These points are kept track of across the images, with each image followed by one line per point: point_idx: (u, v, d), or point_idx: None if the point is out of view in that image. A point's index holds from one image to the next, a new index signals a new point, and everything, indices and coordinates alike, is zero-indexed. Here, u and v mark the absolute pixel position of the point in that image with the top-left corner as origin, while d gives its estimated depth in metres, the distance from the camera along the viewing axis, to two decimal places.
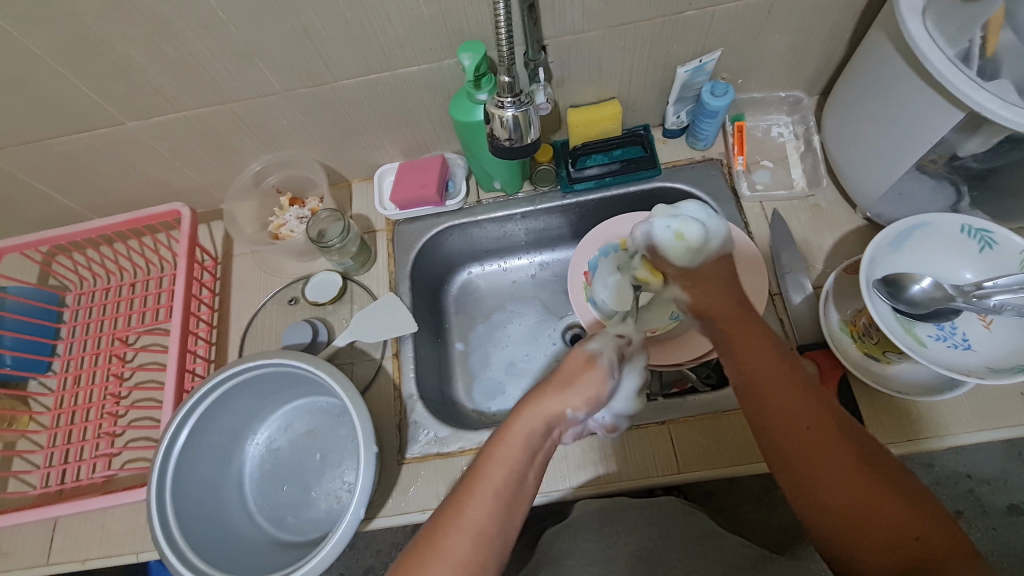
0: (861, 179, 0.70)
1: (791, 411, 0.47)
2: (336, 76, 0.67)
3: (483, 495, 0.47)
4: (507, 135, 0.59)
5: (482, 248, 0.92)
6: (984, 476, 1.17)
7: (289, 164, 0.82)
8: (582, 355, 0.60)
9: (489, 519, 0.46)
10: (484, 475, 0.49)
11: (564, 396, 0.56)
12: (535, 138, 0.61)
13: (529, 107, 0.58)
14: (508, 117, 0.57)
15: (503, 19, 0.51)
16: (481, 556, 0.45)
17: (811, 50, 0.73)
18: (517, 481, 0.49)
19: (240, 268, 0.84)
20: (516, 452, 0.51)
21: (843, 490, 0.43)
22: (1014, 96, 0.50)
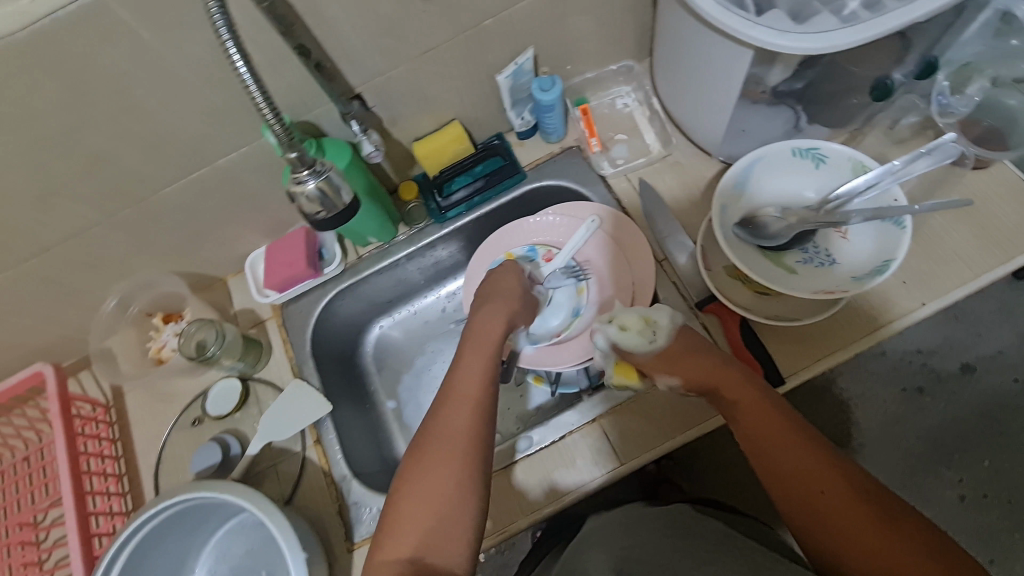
0: (703, 128, 0.72)
1: (810, 466, 0.49)
2: (153, 188, 0.63)
3: (443, 431, 0.51)
4: (318, 209, 0.50)
5: (383, 300, 0.90)
6: (931, 347, 1.22)
7: (149, 284, 0.77)
8: (511, 278, 0.69)
9: (460, 456, 0.50)
10: (439, 412, 0.53)
11: (483, 319, 0.62)
12: (351, 200, 0.53)
13: (330, 172, 0.50)
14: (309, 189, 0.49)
15: (258, 97, 0.43)
16: (459, 469, 0.49)
17: (618, 20, 0.74)
18: (480, 405, 0.53)
19: (134, 405, 0.79)
20: (474, 376, 0.55)
21: (884, 538, 0.45)
22: (786, 24, 0.51)
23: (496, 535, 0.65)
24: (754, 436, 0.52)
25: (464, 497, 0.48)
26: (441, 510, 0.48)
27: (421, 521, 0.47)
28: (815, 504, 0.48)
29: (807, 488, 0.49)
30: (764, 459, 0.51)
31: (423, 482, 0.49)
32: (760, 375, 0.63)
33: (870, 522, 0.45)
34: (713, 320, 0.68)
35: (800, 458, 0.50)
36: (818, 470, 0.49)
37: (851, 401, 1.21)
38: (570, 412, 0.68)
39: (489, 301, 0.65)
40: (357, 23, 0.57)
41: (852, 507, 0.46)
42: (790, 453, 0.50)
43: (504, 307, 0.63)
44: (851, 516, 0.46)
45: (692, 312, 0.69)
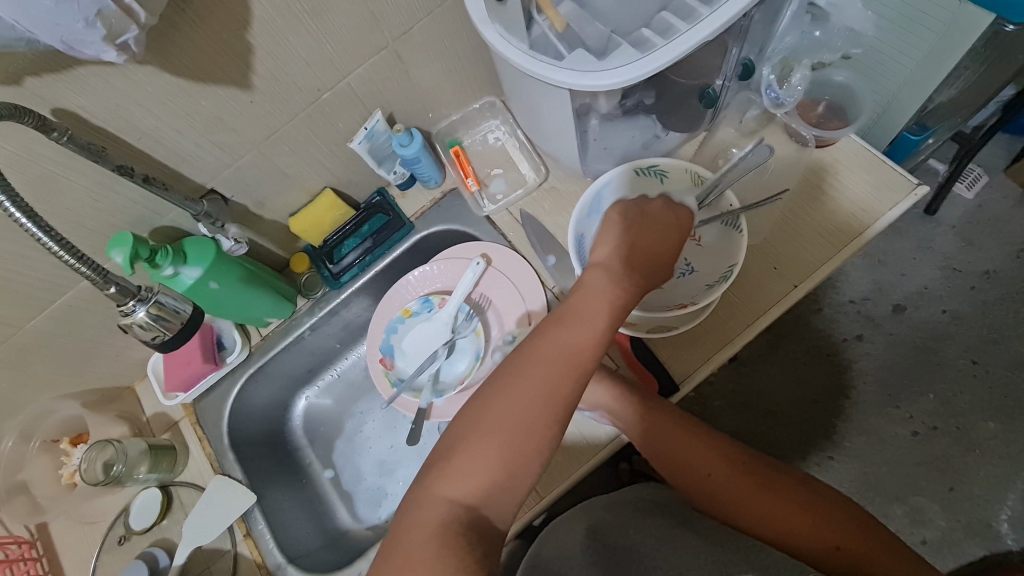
0: (564, 154, 0.73)
1: (726, 481, 0.59)
2: (17, 325, 0.62)
3: (538, 377, 0.48)
4: (152, 334, 0.51)
5: (301, 372, 0.89)
6: (863, 295, 1.25)
7: (49, 410, 0.76)
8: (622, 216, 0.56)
9: (515, 429, 0.46)
10: (521, 375, 0.48)
11: (614, 236, 0.55)
12: (193, 313, 0.54)
13: (157, 298, 0.51)
14: (140, 318, 0.50)
15: (56, 248, 0.44)
16: (539, 418, 0.47)
17: (465, 64, 0.76)
18: (558, 376, 0.48)
19: (59, 534, 0.77)
20: (577, 328, 0.49)
21: (787, 522, 0.56)
22: (587, 63, 0.53)
23: None
24: (678, 465, 0.61)
25: (526, 461, 0.47)
26: (493, 478, 0.46)
27: (478, 473, 0.46)
28: (735, 507, 0.58)
29: (728, 498, 0.59)
30: (688, 479, 0.61)
31: (475, 453, 0.46)
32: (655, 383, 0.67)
33: (777, 512, 0.57)
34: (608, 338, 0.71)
35: (717, 477, 0.59)
36: (735, 482, 0.59)
37: (798, 362, 1.23)
38: None
39: (642, 230, 0.55)
40: (184, 127, 0.57)
41: (764, 506, 0.57)
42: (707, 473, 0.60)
43: (634, 245, 0.54)
44: (763, 512, 0.57)
45: None
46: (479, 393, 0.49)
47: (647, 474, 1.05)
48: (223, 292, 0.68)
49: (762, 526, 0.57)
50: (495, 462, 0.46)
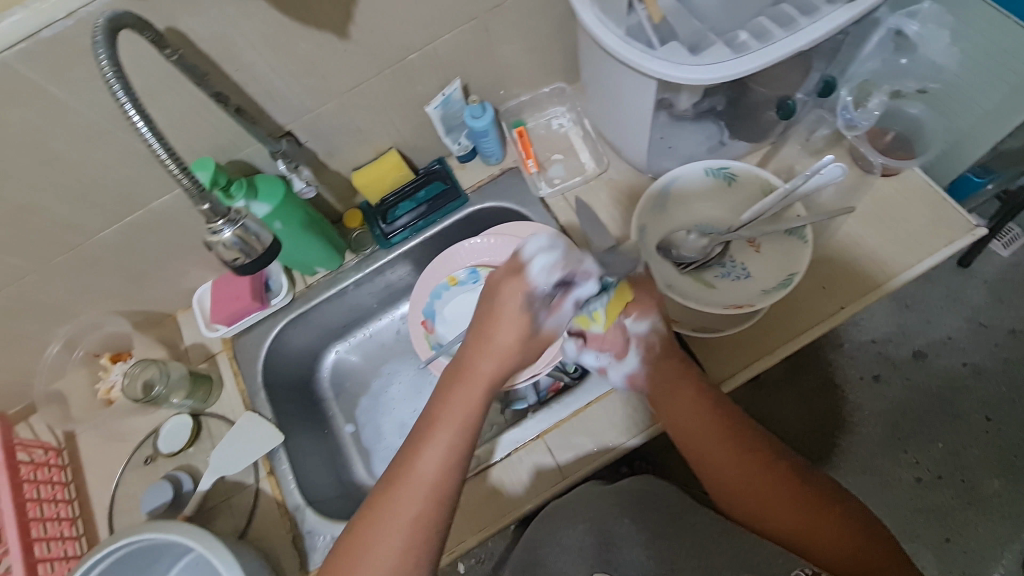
0: (631, 148, 0.75)
1: (752, 474, 0.55)
2: (87, 233, 0.64)
3: (439, 454, 0.52)
4: (235, 255, 0.50)
5: (337, 325, 0.90)
6: (886, 336, 1.26)
7: (95, 324, 0.78)
8: (515, 302, 0.54)
9: (426, 494, 0.50)
10: (427, 445, 0.52)
11: (500, 324, 0.54)
12: (274, 241, 0.52)
13: (247, 220, 0.50)
14: (228, 238, 0.49)
15: (163, 155, 0.44)
16: (433, 494, 0.51)
17: (545, 46, 0.77)
18: (462, 440, 0.52)
19: (86, 447, 0.79)
20: (461, 403, 0.53)
21: (809, 524, 0.53)
22: (681, 55, 0.54)
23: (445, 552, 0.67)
24: (702, 449, 0.57)
25: (433, 521, 0.50)
26: (406, 545, 0.49)
27: (393, 541, 0.49)
28: (751, 503, 0.55)
29: (748, 492, 0.55)
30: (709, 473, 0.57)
31: (387, 527, 0.49)
32: None
33: (799, 515, 0.54)
34: None
35: (746, 468, 0.55)
36: (762, 476, 0.55)
37: (812, 391, 1.24)
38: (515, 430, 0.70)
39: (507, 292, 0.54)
40: (279, 64, 0.59)
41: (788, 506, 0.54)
42: (736, 464, 0.56)
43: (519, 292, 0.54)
44: (783, 512, 0.54)
45: None
46: (381, 479, 0.53)
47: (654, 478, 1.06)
48: (288, 234, 0.70)
49: (778, 527, 0.54)
50: (405, 528, 0.49)
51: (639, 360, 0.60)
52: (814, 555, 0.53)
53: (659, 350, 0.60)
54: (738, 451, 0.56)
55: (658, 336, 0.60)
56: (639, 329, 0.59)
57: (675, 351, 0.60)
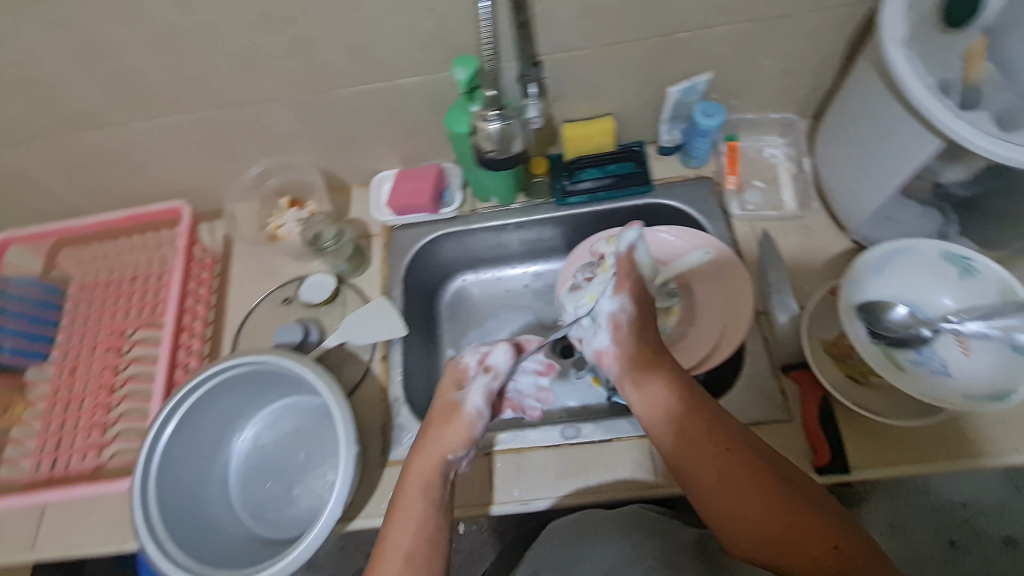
0: (850, 203, 0.71)
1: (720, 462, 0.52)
2: (334, 85, 0.68)
3: (411, 512, 0.54)
4: (491, 147, 0.64)
5: (477, 256, 0.93)
6: (981, 506, 1.05)
7: (288, 168, 0.84)
8: (451, 392, 0.62)
9: (405, 555, 0.51)
10: (391, 528, 0.53)
11: (439, 426, 0.60)
12: (519, 147, 0.66)
13: (511, 121, 0.65)
14: (491, 128, 0.65)
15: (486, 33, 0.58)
16: (423, 547, 0.52)
17: (802, 73, 0.74)
18: (426, 513, 0.54)
19: (237, 268, 0.86)
20: (415, 499, 0.55)
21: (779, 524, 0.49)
22: (988, 126, 0.51)
23: (516, 501, 0.68)
24: (672, 430, 0.55)
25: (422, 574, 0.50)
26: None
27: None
28: (719, 499, 0.52)
29: (713, 480, 0.52)
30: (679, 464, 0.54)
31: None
32: (826, 454, 0.63)
33: (767, 509, 0.50)
34: (793, 389, 0.68)
35: (710, 456, 0.53)
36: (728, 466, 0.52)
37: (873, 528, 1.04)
38: (625, 420, 0.70)
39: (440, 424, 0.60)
40: None
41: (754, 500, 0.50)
42: (703, 448, 0.53)
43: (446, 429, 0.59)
44: (754, 508, 0.50)
45: (773, 372, 0.69)
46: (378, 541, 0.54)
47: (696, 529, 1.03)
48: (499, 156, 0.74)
49: (743, 525, 0.50)
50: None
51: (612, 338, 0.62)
52: (788, 563, 0.48)
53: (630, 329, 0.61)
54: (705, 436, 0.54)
55: (633, 316, 0.62)
56: (618, 302, 0.63)
57: (643, 335, 0.61)
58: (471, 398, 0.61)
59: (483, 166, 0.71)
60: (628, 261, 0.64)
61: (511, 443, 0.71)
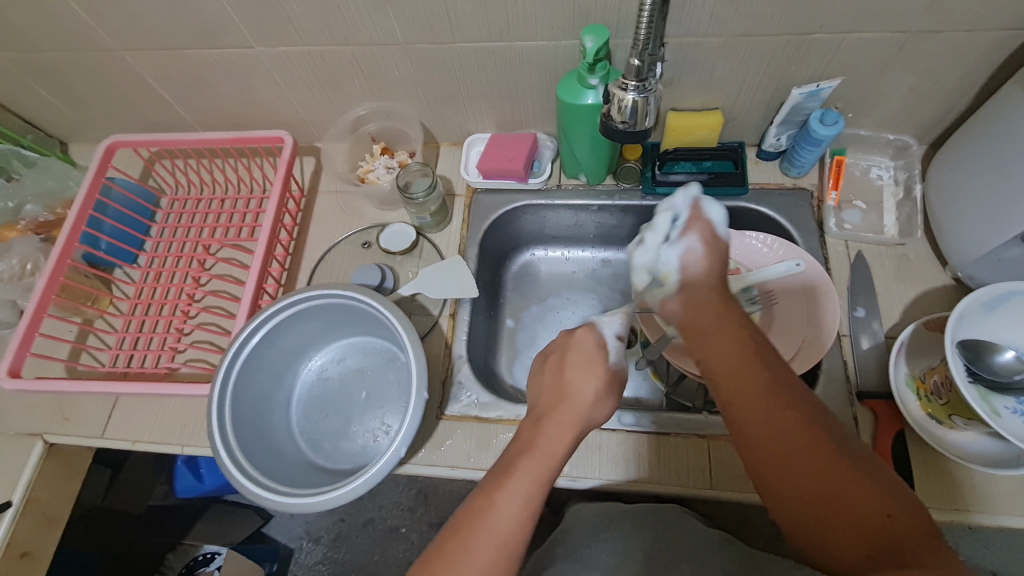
0: (961, 238, 0.68)
1: (767, 416, 0.47)
2: (457, 36, 0.69)
3: (534, 468, 0.51)
4: (622, 119, 0.60)
5: (551, 233, 0.92)
6: None
7: (388, 115, 0.85)
8: (589, 342, 0.60)
9: (517, 516, 0.48)
10: (510, 483, 0.50)
11: (576, 383, 0.57)
12: (648, 127, 0.62)
13: (650, 95, 0.59)
14: (627, 100, 0.59)
15: (646, 6, 0.51)
16: (525, 525, 0.48)
17: (933, 96, 0.71)
18: (548, 471, 0.51)
19: (322, 204, 0.88)
20: (538, 466, 0.51)
21: (826, 493, 0.44)
22: None
23: (564, 477, 0.68)
24: (723, 372, 0.50)
25: (527, 531, 0.49)
26: (500, 556, 0.47)
27: (487, 550, 0.47)
28: (767, 442, 0.46)
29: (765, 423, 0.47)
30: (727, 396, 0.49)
31: (475, 548, 0.47)
32: None
33: (814, 474, 0.45)
34: (867, 417, 0.66)
35: (760, 403, 0.47)
36: (774, 424, 0.46)
37: None
38: (684, 418, 0.70)
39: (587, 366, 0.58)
40: None
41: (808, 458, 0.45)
42: (750, 402, 0.47)
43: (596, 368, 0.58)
44: (799, 471, 0.45)
45: (848, 397, 0.68)
46: (475, 493, 0.51)
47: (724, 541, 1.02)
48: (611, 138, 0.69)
49: (788, 488, 0.45)
50: (497, 540, 0.47)
51: (680, 284, 0.57)
52: (830, 519, 0.44)
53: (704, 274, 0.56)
54: (754, 387, 0.48)
55: (703, 261, 0.57)
56: (687, 244, 0.59)
57: (719, 285, 0.56)
58: (611, 353, 0.60)
59: (602, 135, 0.65)
60: (695, 214, 0.60)
61: None
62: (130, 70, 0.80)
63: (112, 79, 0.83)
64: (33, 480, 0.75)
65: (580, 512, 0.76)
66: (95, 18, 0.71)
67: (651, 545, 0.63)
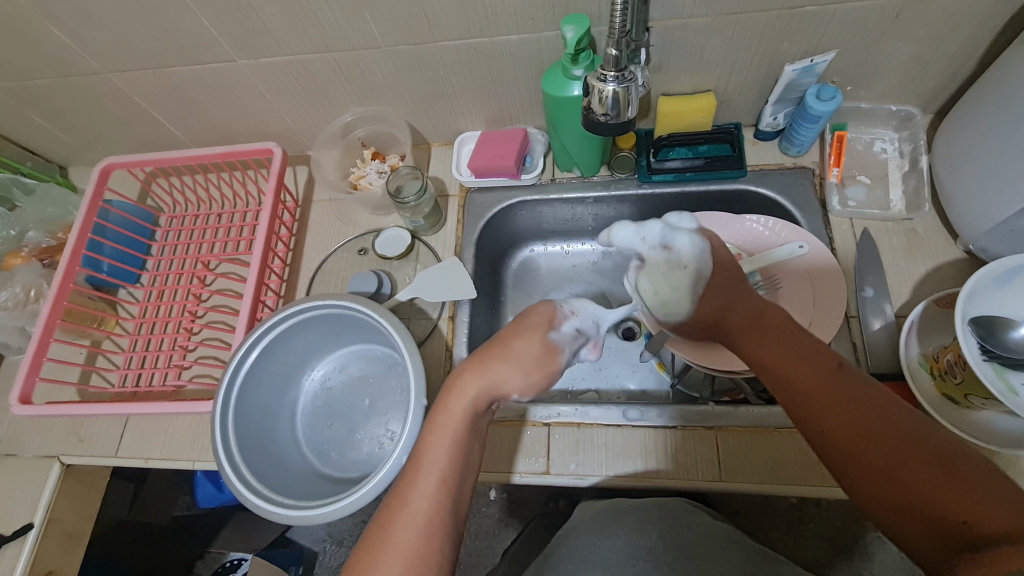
0: (970, 210, 0.65)
1: (832, 394, 0.46)
2: (436, 36, 0.67)
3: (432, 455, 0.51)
4: (604, 111, 0.59)
5: (549, 228, 0.91)
6: None
7: (377, 118, 0.85)
8: (537, 339, 0.58)
9: (431, 493, 0.49)
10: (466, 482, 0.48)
11: (502, 370, 0.56)
12: (632, 118, 0.60)
13: (630, 84, 0.57)
14: (608, 91, 0.57)
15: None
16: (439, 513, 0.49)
17: (935, 63, 0.68)
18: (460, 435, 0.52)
19: (317, 213, 0.88)
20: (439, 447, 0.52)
21: (898, 474, 0.42)
22: None
23: (570, 475, 0.68)
24: (782, 370, 0.50)
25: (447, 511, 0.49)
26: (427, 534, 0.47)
27: None
28: (841, 443, 0.45)
29: (832, 422, 0.45)
30: (790, 401, 0.49)
31: (399, 527, 0.48)
32: None
33: (883, 471, 0.42)
34: None
35: (830, 404, 0.46)
36: (839, 402, 0.46)
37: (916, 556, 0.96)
38: (689, 410, 0.68)
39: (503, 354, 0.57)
40: None
41: (880, 458, 0.43)
42: (817, 397, 0.47)
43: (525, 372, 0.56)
44: (871, 470, 0.43)
45: None
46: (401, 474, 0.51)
47: (743, 528, 1.03)
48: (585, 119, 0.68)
49: (867, 491, 0.43)
50: (421, 518, 0.48)
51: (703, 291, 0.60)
52: (909, 521, 0.41)
53: (710, 278, 0.60)
54: (815, 370, 0.48)
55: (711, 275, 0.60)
56: (697, 246, 0.61)
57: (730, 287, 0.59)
58: (559, 349, 0.59)
59: (586, 129, 0.63)
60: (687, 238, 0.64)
61: (571, 416, 0.70)
62: (118, 92, 0.81)
63: (103, 102, 0.83)
64: (54, 501, 0.76)
65: (586, 509, 0.74)
66: (78, 43, 0.72)
67: (658, 544, 0.62)
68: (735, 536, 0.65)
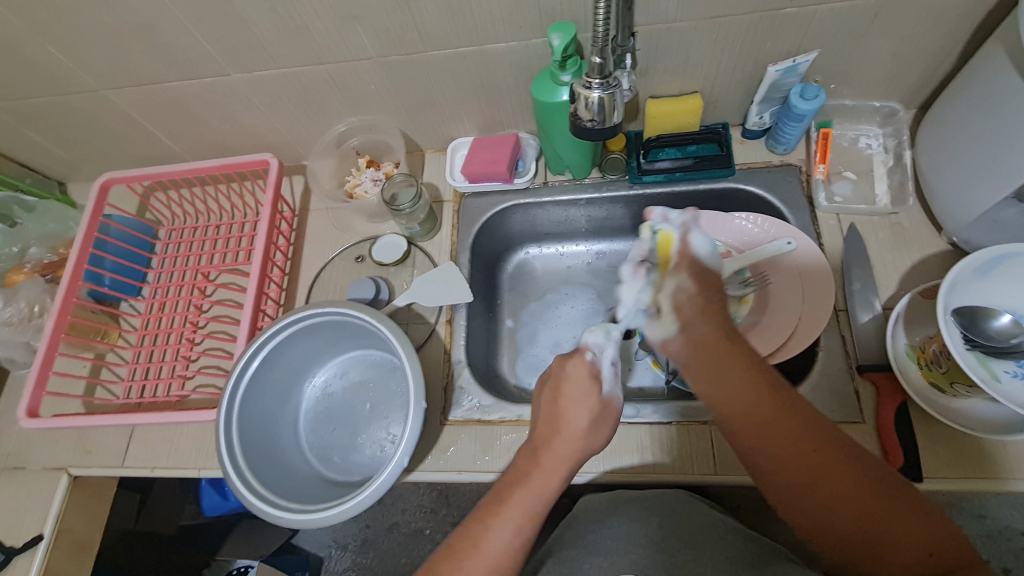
0: (953, 203, 0.67)
1: (793, 442, 0.48)
2: (427, 45, 0.69)
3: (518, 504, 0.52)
4: (590, 116, 0.60)
5: (544, 230, 0.92)
6: None
7: (370, 127, 0.86)
8: (583, 372, 0.58)
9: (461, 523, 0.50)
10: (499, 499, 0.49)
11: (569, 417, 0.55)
12: (618, 122, 0.61)
13: (615, 90, 0.59)
14: (593, 98, 0.59)
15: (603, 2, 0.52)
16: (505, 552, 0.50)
17: (915, 59, 0.70)
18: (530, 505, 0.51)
19: (315, 222, 0.90)
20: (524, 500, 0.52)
21: (862, 516, 0.45)
22: None
23: None
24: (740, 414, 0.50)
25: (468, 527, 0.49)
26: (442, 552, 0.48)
27: None
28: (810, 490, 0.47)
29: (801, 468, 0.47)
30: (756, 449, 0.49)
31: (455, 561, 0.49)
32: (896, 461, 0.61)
33: (849, 512, 0.45)
34: (869, 390, 0.66)
35: (795, 451, 0.47)
36: (802, 451, 0.47)
37: None
38: (683, 405, 0.70)
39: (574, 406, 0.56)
40: None
41: (843, 499, 0.46)
42: (784, 444, 0.48)
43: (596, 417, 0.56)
44: (838, 511, 0.46)
45: (848, 371, 0.67)
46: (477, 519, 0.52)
47: (744, 522, 1.05)
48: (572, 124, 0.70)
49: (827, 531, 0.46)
50: None
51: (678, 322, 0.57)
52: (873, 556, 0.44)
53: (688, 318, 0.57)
54: (777, 414, 0.49)
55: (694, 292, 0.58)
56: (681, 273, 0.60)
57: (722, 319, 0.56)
58: (605, 384, 0.58)
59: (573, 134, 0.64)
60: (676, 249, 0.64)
61: None
62: (114, 107, 0.82)
63: (101, 118, 0.84)
64: (62, 512, 0.77)
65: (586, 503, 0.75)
66: (76, 61, 0.73)
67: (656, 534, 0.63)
68: (733, 526, 0.66)
